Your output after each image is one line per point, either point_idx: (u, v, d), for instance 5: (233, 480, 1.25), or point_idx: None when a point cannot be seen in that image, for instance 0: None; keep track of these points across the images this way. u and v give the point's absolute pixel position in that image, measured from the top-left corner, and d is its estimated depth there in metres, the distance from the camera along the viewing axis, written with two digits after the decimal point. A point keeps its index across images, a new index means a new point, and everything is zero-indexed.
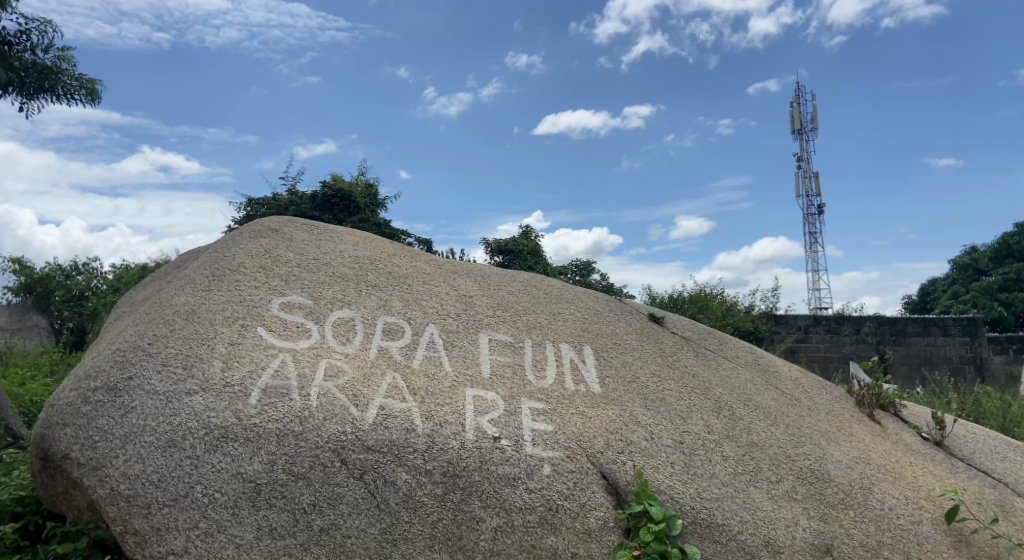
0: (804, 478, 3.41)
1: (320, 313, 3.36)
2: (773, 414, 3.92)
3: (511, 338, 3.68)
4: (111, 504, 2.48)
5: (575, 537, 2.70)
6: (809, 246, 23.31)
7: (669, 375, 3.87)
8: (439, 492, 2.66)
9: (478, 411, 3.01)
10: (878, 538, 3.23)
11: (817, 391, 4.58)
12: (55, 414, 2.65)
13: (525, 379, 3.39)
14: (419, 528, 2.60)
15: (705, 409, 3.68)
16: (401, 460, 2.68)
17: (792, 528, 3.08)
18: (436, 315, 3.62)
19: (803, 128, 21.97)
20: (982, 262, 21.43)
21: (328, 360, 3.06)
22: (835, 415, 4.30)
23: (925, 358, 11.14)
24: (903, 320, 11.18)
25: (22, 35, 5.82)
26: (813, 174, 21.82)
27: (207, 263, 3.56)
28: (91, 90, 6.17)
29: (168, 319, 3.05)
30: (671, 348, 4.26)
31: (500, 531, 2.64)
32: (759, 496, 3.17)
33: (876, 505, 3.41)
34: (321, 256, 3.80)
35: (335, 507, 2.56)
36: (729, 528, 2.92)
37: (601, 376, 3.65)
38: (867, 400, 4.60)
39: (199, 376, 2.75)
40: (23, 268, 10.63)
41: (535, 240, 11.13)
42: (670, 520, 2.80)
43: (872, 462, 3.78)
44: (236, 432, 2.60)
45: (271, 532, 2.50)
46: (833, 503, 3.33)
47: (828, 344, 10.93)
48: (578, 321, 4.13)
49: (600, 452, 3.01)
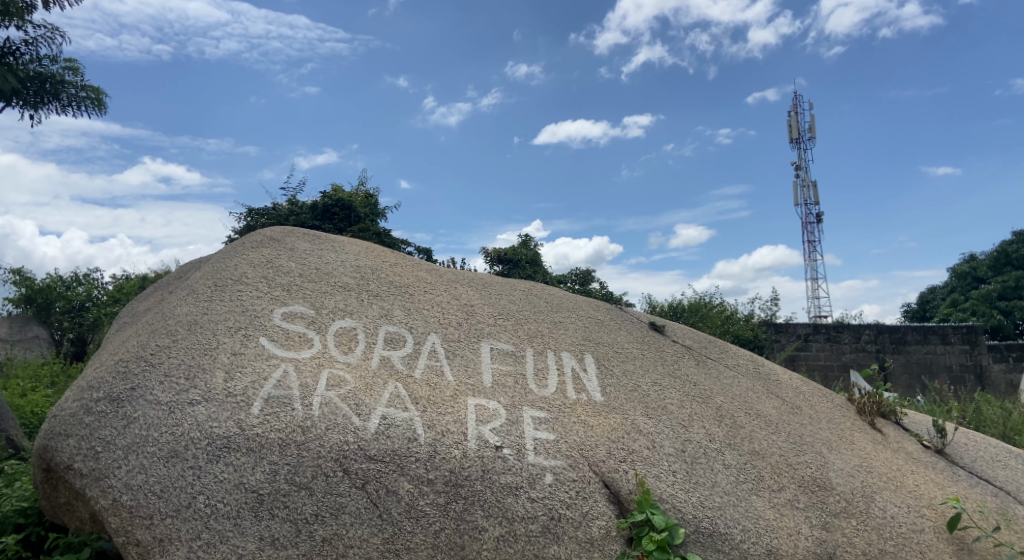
0: (806, 486, 3.41)
1: (322, 323, 3.38)
2: (775, 423, 3.93)
3: (513, 347, 3.69)
4: (114, 515, 2.47)
5: (577, 546, 2.70)
6: (809, 254, 23.29)
7: (669, 384, 3.88)
8: (442, 501, 2.66)
9: (480, 421, 3.01)
10: (880, 547, 3.23)
11: (818, 399, 4.59)
12: (57, 425, 2.64)
13: (526, 389, 3.40)
14: (422, 538, 2.59)
15: (706, 417, 3.68)
16: (403, 470, 2.69)
17: (795, 536, 3.08)
18: (437, 324, 3.63)
19: (802, 137, 22.05)
20: (980, 270, 21.49)
21: (330, 370, 3.06)
22: (836, 423, 4.31)
23: (925, 366, 11.14)
24: (903, 327, 11.20)
25: (29, 46, 5.86)
26: (811, 182, 21.88)
27: (209, 273, 3.57)
28: (97, 98, 6.20)
29: (170, 329, 3.05)
30: (672, 356, 4.27)
31: (502, 541, 2.64)
32: (760, 504, 3.16)
33: (878, 513, 3.40)
34: (323, 266, 3.82)
35: (337, 517, 2.56)
36: (731, 537, 2.92)
37: (602, 384, 3.65)
38: (867, 408, 4.64)
39: (201, 386, 2.76)
40: (24, 279, 10.59)
41: (535, 251, 11.18)
42: (671, 529, 2.80)
43: (874, 470, 3.78)
44: (239, 442, 2.61)
45: (273, 542, 2.48)
46: (835, 511, 3.33)
47: (828, 353, 10.96)
48: (579, 330, 4.14)
49: (602, 461, 3.01)
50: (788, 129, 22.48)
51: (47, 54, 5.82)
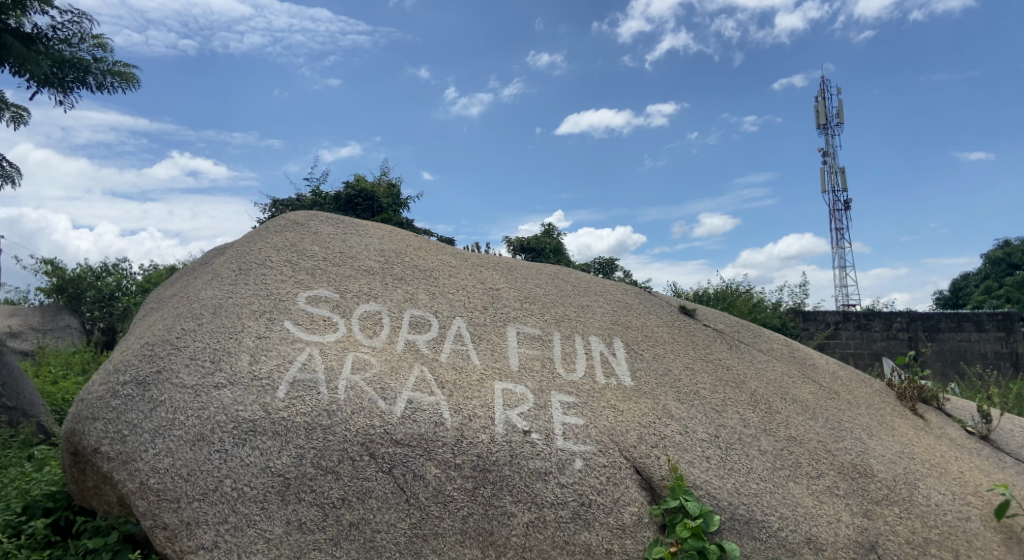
0: (846, 473, 3.28)
1: (347, 306, 3.33)
2: (812, 408, 3.79)
3: (540, 331, 3.60)
4: (141, 498, 2.45)
5: (609, 533, 2.62)
6: (836, 242, 22.71)
7: (702, 368, 3.77)
8: (469, 486, 2.60)
9: (507, 405, 2.94)
10: (924, 535, 3.09)
11: (856, 384, 4.42)
12: (85, 408, 2.63)
13: (554, 373, 3.32)
14: (449, 524, 2.54)
15: (741, 402, 3.56)
16: (430, 454, 2.64)
17: (835, 524, 2.96)
18: (462, 308, 3.56)
19: (829, 122, 21.47)
20: (1016, 256, 20.75)
21: (355, 353, 3.02)
22: (876, 408, 4.14)
23: (959, 354, 10.77)
24: (936, 315, 10.85)
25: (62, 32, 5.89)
26: (839, 169, 21.32)
27: (234, 256, 3.54)
28: (124, 76, 6.11)
29: (195, 312, 3.03)
30: (704, 341, 4.14)
31: (531, 527, 2.57)
32: (799, 491, 3.05)
33: (922, 501, 3.26)
34: (346, 250, 3.76)
35: (364, 501, 2.52)
36: (768, 524, 2.81)
37: (632, 369, 3.56)
38: (908, 394, 4.46)
39: (227, 369, 2.74)
40: (54, 269, 10.68)
41: (558, 239, 11.08)
42: (706, 516, 2.71)
43: (916, 456, 3.63)
44: (265, 425, 2.58)
45: (300, 526, 2.46)
46: (876, 499, 3.19)
47: (857, 341, 10.70)
48: (608, 314, 4.03)
49: (634, 446, 2.92)
50: (815, 114, 21.87)
51: (77, 36, 5.82)
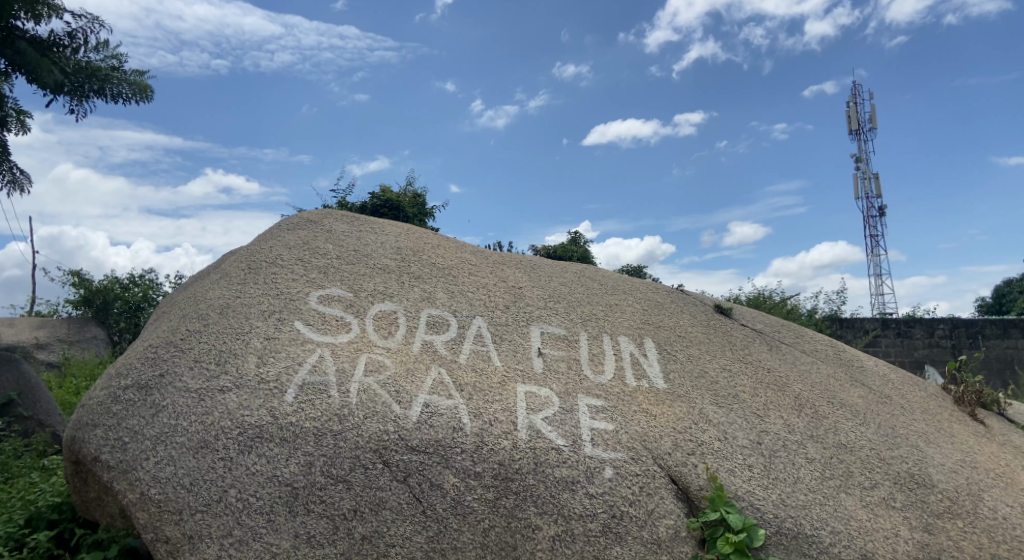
0: (903, 483, 2.98)
1: (361, 306, 3.18)
2: (863, 412, 3.50)
3: (565, 331, 3.40)
4: (142, 510, 2.32)
5: (643, 548, 2.39)
6: (872, 249, 21.90)
7: (740, 370, 3.51)
8: (490, 497, 2.40)
9: (531, 409, 2.74)
10: (993, 552, 2.77)
11: (910, 388, 4.08)
12: (86, 414, 2.52)
13: (581, 375, 3.11)
14: (469, 537, 2.35)
15: (784, 406, 3.29)
16: (448, 462, 2.45)
17: (893, 539, 2.67)
18: (483, 307, 3.38)
19: (861, 128, 20.80)
20: None
21: (369, 355, 2.86)
22: (933, 414, 3.81)
23: (1006, 362, 10.17)
24: (981, 321, 10.28)
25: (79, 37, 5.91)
26: (871, 174, 20.62)
27: (245, 255, 3.43)
28: (142, 87, 6.16)
29: (201, 313, 2.92)
30: (742, 340, 3.88)
31: (558, 541, 2.36)
32: (851, 503, 2.77)
33: (988, 514, 2.95)
34: (361, 248, 3.62)
35: (377, 513, 2.35)
36: (819, 540, 2.54)
37: (665, 370, 3.32)
38: (966, 399, 4.12)
39: (232, 372, 2.60)
40: (82, 281, 10.86)
41: (584, 248, 10.86)
42: (750, 530, 2.46)
43: (980, 466, 3.30)
44: (272, 431, 2.43)
45: (310, 540, 2.29)
46: (938, 512, 2.89)
47: (897, 349, 10.18)
48: (637, 312, 3.81)
49: (668, 454, 2.69)
50: (848, 118, 21.23)
51: (89, 43, 5.86)
